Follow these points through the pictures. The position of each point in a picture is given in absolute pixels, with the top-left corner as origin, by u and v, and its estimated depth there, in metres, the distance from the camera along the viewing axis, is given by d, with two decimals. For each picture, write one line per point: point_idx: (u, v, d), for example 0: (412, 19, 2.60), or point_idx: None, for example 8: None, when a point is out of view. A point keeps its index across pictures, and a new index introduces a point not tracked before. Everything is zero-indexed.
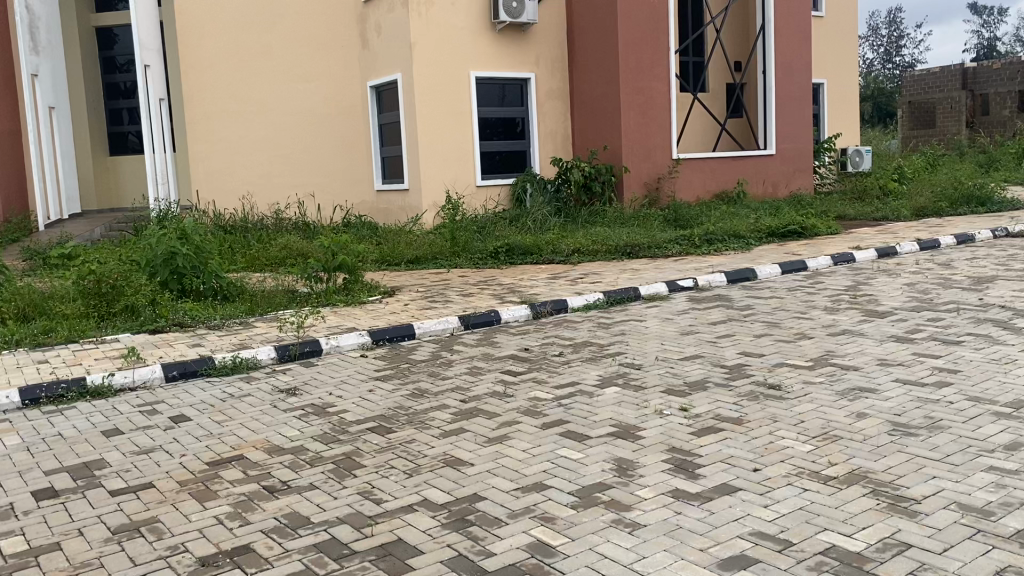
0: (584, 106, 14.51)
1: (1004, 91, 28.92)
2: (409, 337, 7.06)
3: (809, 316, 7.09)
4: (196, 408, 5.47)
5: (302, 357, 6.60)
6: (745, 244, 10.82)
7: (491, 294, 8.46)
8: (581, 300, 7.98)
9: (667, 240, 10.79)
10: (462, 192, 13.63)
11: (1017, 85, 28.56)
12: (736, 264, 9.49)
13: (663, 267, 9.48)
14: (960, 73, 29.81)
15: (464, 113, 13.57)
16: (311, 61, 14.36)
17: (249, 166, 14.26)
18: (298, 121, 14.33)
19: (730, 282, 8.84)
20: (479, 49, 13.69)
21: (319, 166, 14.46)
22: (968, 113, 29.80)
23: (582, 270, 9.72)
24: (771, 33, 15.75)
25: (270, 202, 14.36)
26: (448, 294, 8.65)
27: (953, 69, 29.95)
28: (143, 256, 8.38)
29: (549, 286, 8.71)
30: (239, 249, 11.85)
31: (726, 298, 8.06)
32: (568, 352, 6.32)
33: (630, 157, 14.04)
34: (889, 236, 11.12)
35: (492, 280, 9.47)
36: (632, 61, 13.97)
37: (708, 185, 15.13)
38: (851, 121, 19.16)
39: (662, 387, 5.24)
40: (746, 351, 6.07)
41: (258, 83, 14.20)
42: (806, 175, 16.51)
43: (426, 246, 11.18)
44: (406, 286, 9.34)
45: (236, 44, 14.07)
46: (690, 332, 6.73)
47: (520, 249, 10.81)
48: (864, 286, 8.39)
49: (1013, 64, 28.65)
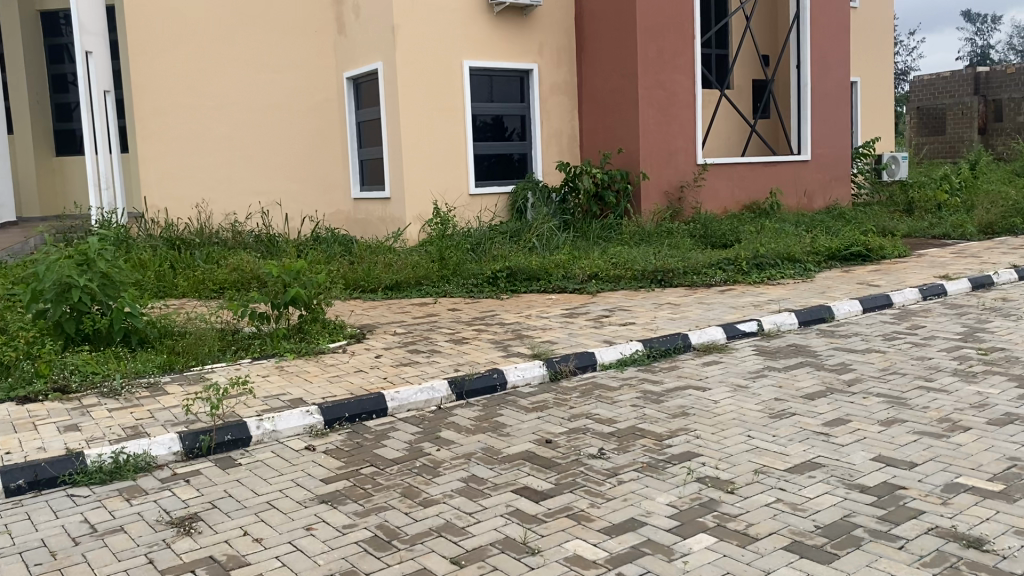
0: (595, 103, 12.49)
1: (1019, 97, 26.99)
2: (379, 414, 5.00)
3: (940, 388, 5.06)
4: (21, 563, 3.37)
5: (219, 450, 4.54)
6: (803, 269, 8.83)
7: (491, 340, 6.40)
8: (614, 354, 5.94)
9: (706, 264, 8.76)
10: (453, 202, 11.57)
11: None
12: (802, 299, 7.49)
13: (709, 303, 7.48)
14: (972, 78, 28.10)
15: (456, 110, 11.53)
16: (278, 49, 12.28)
17: (207, 169, 12.09)
18: (265, 117, 12.26)
19: (803, 324, 6.87)
20: (475, 35, 11.66)
21: (287, 170, 12.40)
22: (980, 120, 27.77)
23: (606, 304, 7.69)
24: (806, 23, 13.76)
25: (228, 211, 12.22)
26: (436, 338, 6.60)
27: (965, 73, 28.33)
28: (28, 286, 6.25)
29: (568, 329, 6.66)
30: (181, 272, 9.79)
31: (808, 353, 6.03)
32: (611, 451, 4.25)
33: (649, 163, 12.01)
34: (974, 261, 9.15)
35: (490, 317, 7.42)
36: (651, 51, 11.93)
37: (736, 195, 13.12)
38: (887, 124, 17.23)
39: (783, 542, 3.19)
40: (884, 456, 4.03)
41: (216, 74, 12.06)
42: (844, 184, 14.53)
43: (409, 268, 9.14)
44: (382, 323, 7.27)
45: (195, 27, 11.93)
46: (782, 415, 4.71)
47: (525, 274, 8.83)
48: (982, 334, 6.38)
49: None
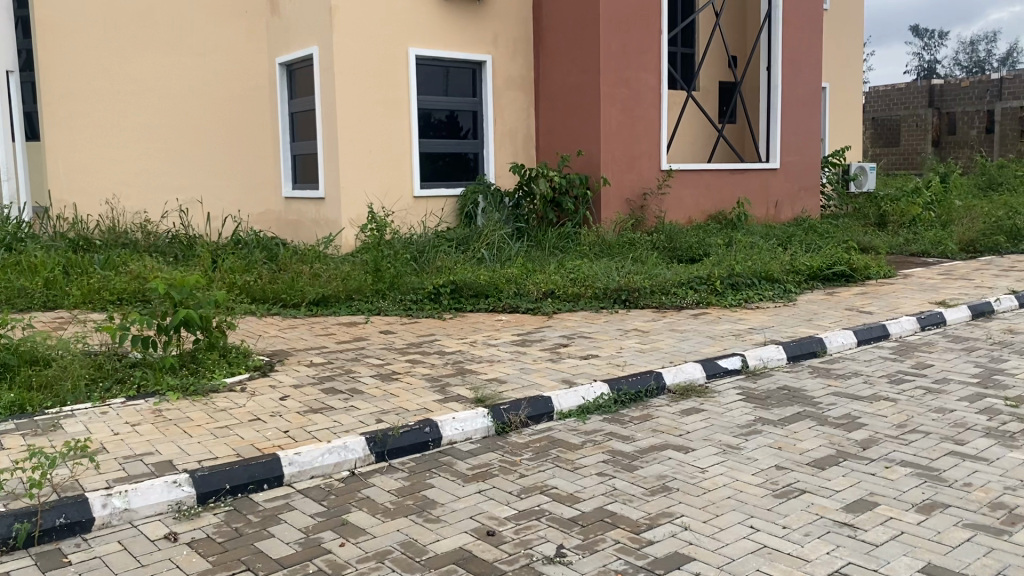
0: (553, 101, 11.47)
1: (972, 111, 26.76)
2: (272, 484, 3.87)
3: (976, 454, 4.09)
4: None
5: (45, 539, 3.36)
6: (782, 290, 7.89)
7: (426, 376, 5.29)
8: (574, 399, 4.86)
9: (676, 282, 7.76)
10: (394, 206, 10.41)
11: (985, 105, 26.35)
12: (788, 327, 6.52)
13: (683, 330, 6.48)
14: (926, 90, 27.50)
15: (400, 103, 10.39)
16: (205, 32, 10.90)
17: (121, 162, 10.55)
18: (187, 106, 10.86)
19: (792, 360, 5.90)
20: (423, 21, 10.53)
21: (209, 165, 11.02)
22: (934, 132, 27.48)
23: (563, 330, 6.64)
24: (779, 23, 12.89)
25: (142, 209, 10.68)
26: (360, 372, 5.47)
27: (919, 86, 27.61)
28: None
29: (519, 363, 5.57)
30: (75, 278, 8.46)
31: (805, 400, 5.03)
32: (573, 550, 3.18)
33: (611, 167, 11.00)
34: (966, 284, 8.33)
35: (429, 343, 6.31)
36: (616, 45, 10.91)
37: (701, 205, 12.20)
38: (854, 132, 16.52)
39: None
40: (935, 566, 3.02)
41: (135, 55, 10.55)
42: (813, 195, 13.72)
43: (339, 279, 7.98)
44: (297, 350, 6.10)
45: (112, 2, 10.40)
46: (788, 494, 3.68)
47: (472, 290, 7.74)
48: (1002, 376, 5.47)
49: (982, 83, 26.40)
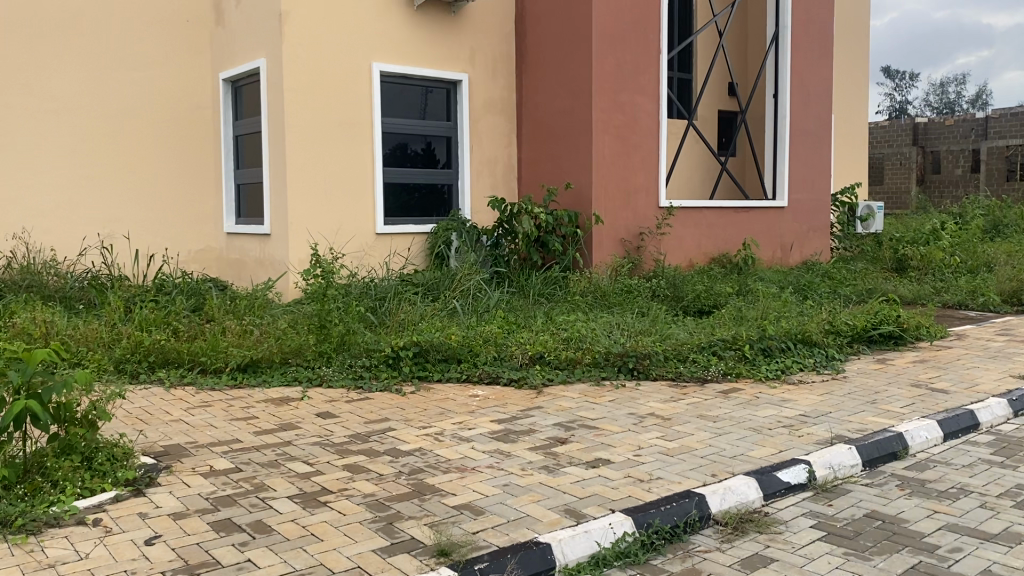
0: (537, 127, 10.00)
1: (957, 150, 25.55)
2: None
3: None
4: None
5: None
6: (822, 357, 6.38)
7: (366, 499, 3.68)
8: (584, 545, 3.26)
9: (694, 347, 6.24)
10: (350, 245, 8.83)
11: (971, 144, 25.14)
12: (852, 414, 5.00)
13: (717, 418, 4.93)
14: (910, 128, 26.46)
15: (359, 127, 8.85)
16: (137, 41, 9.22)
17: (33, 190, 8.75)
18: (116, 128, 9.12)
19: (867, 466, 4.36)
20: (389, 34, 9.05)
21: (139, 195, 9.27)
22: (918, 170, 26.38)
23: (558, 415, 5.07)
24: (788, 46, 11.55)
25: (54, 245, 8.86)
26: (275, 489, 3.85)
27: (904, 123, 26.58)
28: None
29: (500, 474, 4.00)
30: None
31: (914, 543, 3.48)
32: None
33: (603, 202, 9.51)
34: None
35: (379, 434, 4.71)
36: (610, 64, 9.46)
37: (704, 246, 10.74)
38: (861, 167, 15.22)
39: None
40: None
41: (55, 66, 8.81)
42: (823, 236, 12.32)
43: (273, 338, 6.36)
44: (199, 448, 4.46)
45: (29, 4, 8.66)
46: None
47: (439, 353, 6.17)
48: None
49: (968, 121, 25.27)
